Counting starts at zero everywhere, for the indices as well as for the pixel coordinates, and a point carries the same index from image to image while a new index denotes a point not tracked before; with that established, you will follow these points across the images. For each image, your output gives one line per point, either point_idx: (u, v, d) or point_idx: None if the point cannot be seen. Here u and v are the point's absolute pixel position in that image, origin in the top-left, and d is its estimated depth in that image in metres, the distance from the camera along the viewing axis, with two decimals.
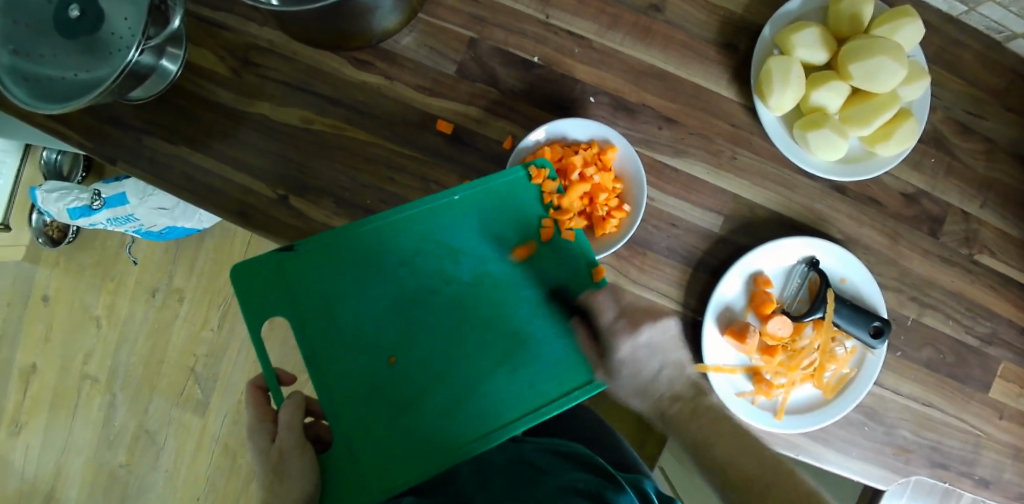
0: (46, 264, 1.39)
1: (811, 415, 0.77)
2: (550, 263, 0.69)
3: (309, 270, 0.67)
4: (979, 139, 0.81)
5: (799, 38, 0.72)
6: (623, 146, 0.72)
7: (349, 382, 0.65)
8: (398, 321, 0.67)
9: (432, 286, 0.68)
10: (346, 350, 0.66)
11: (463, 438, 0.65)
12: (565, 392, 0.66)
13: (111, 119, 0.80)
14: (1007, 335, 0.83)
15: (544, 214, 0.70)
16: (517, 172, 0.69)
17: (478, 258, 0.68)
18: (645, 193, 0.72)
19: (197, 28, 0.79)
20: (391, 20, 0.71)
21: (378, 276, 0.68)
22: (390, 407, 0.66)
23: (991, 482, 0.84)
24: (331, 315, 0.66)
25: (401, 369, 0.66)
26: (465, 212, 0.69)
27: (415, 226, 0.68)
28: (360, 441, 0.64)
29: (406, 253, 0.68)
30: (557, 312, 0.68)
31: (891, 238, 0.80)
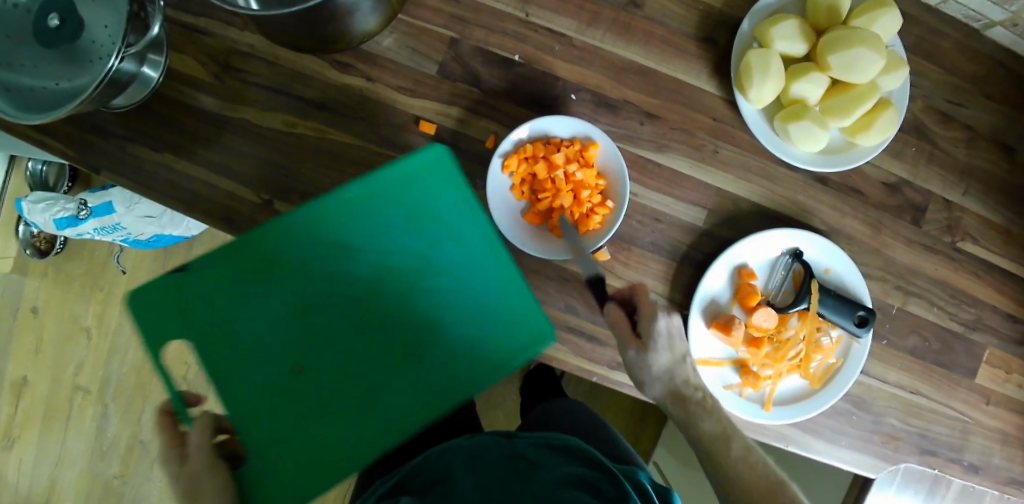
0: (35, 276, 1.38)
1: (799, 405, 0.78)
2: (446, 251, 0.72)
3: (204, 287, 0.69)
4: (959, 127, 0.82)
5: (777, 31, 0.72)
6: (606, 143, 0.72)
7: (261, 392, 0.69)
8: (301, 326, 0.71)
9: (333, 287, 0.71)
10: (251, 362, 0.69)
11: (377, 432, 0.70)
12: (469, 373, 0.71)
13: (93, 127, 0.80)
14: (993, 320, 0.84)
15: (437, 205, 0.72)
16: (410, 163, 0.71)
17: (373, 255, 0.71)
18: (628, 190, 0.71)
19: (179, 34, 0.79)
20: (371, 22, 0.71)
21: (276, 284, 0.70)
22: (304, 410, 0.69)
23: (980, 467, 0.85)
24: (233, 329, 0.69)
25: (307, 374, 0.70)
26: (359, 212, 0.71)
27: (308, 231, 0.70)
28: (280, 450, 0.68)
29: (300, 258, 0.70)
30: (456, 298, 0.71)
31: (875, 228, 0.80)
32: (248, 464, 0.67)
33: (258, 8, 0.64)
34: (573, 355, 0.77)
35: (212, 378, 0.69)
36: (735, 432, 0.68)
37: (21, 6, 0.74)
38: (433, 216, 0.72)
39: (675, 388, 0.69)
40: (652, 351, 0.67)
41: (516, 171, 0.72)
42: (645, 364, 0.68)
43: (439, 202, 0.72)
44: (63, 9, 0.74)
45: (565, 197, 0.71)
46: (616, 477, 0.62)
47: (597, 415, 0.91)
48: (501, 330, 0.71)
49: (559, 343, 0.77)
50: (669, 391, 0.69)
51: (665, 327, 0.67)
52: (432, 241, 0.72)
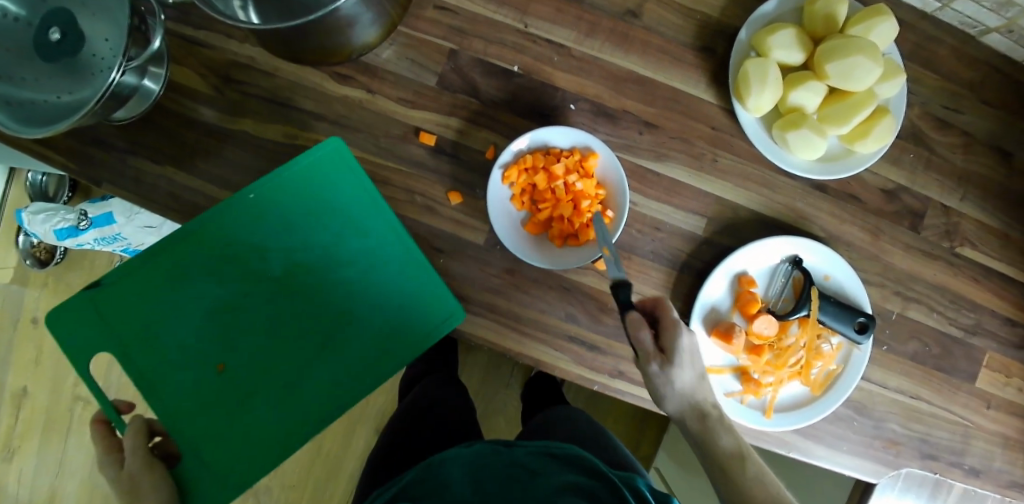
0: (34, 286, 1.38)
1: (800, 412, 0.78)
2: (352, 241, 0.76)
3: (121, 297, 0.74)
4: (956, 132, 0.82)
5: (776, 40, 0.73)
6: (605, 154, 0.72)
7: (186, 392, 0.75)
8: (219, 326, 0.76)
9: (244, 286, 0.76)
10: (175, 365, 0.76)
11: (302, 417, 0.77)
12: (381, 355, 0.78)
13: (94, 140, 0.80)
14: (991, 325, 0.84)
15: (339, 199, 0.75)
16: (308, 157, 0.73)
17: (284, 254, 0.76)
18: (628, 199, 0.72)
19: (180, 47, 0.80)
20: (371, 34, 0.72)
21: (191, 288, 0.75)
22: (228, 405, 0.76)
23: (981, 470, 0.85)
24: (155, 334, 0.75)
25: (230, 371, 0.76)
26: (264, 213, 0.75)
27: (216, 236, 0.74)
28: (208, 445, 0.75)
29: (212, 261, 0.75)
30: (364, 287, 0.77)
31: (873, 235, 0.81)
32: (183, 461, 0.74)
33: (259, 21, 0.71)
34: (574, 364, 0.77)
35: (140, 383, 0.75)
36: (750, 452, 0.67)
37: (22, 20, 0.74)
38: (338, 210, 0.76)
39: (696, 403, 0.69)
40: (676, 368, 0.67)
41: (516, 182, 0.73)
42: (670, 379, 0.68)
43: (342, 196, 0.75)
44: (63, 23, 0.74)
45: (565, 207, 0.72)
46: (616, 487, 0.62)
47: (599, 424, 0.91)
48: (409, 318, 0.77)
49: (561, 351, 0.77)
50: (689, 406, 0.69)
51: (690, 344, 0.67)
52: (339, 235, 0.76)
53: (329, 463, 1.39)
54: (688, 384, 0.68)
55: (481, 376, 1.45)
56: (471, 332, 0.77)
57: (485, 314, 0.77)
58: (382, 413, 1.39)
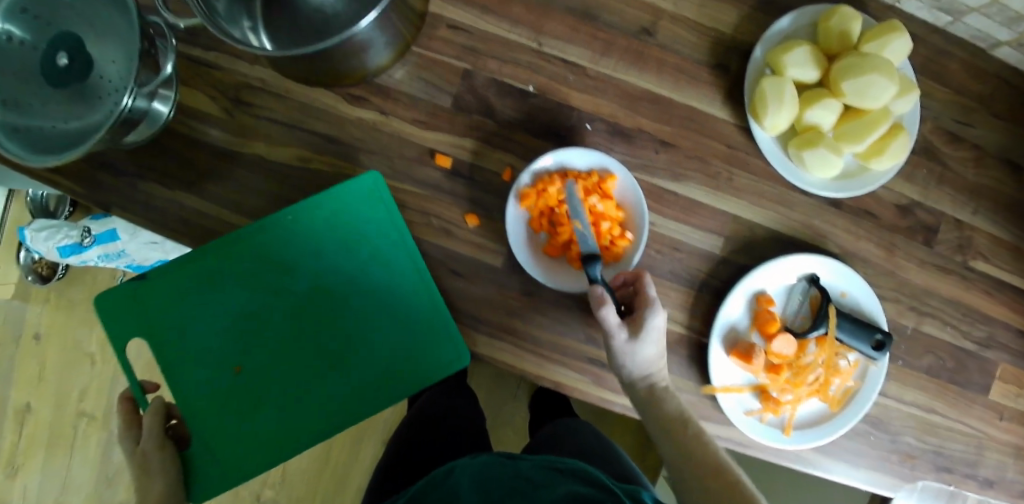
0: (37, 301, 1.37)
1: (818, 428, 0.79)
2: (378, 270, 0.76)
3: (152, 294, 0.76)
4: (967, 147, 0.81)
5: (790, 58, 0.72)
6: (623, 176, 0.73)
7: (200, 393, 0.76)
8: (242, 334, 0.77)
9: (270, 301, 0.77)
10: (197, 361, 0.77)
11: (305, 432, 0.78)
12: (390, 384, 0.78)
13: (102, 164, 0.79)
14: (1004, 338, 0.85)
15: (370, 230, 0.76)
16: (346, 188, 0.74)
17: (311, 273, 0.76)
18: (647, 221, 0.73)
19: (189, 68, 0.79)
20: (384, 56, 0.71)
21: (218, 296, 0.76)
22: (238, 411, 0.77)
23: (995, 481, 0.86)
24: (179, 334, 0.76)
25: (246, 375, 0.77)
26: (298, 232, 0.75)
27: (249, 248, 0.75)
28: (214, 443, 0.76)
29: (242, 271, 0.76)
30: (385, 314, 0.77)
31: (888, 250, 0.81)
32: (190, 447, 0.76)
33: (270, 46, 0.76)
34: (592, 385, 0.77)
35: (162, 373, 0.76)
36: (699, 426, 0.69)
37: (27, 44, 0.73)
38: (368, 239, 0.76)
39: (651, 380, 0.70)
40: (641, 342, 0.68)
41: (535, 205, 0.72)
42: (632, 351, 0.68)
43: (372, 227, 0.76)
44: (71, 47, 0.73)
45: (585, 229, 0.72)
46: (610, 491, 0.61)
47: (607, 439, 0.92)
48: (418, 352, 0.77)
49: (581, 373, 0.77)
50: (643, 379, 0.70)
51: (659, 322, 0.68)
52: (364, 264, 0.76)
53: (337, 475, 1.38)
54: (649, 361, 0.69)
55: (489, 384, 1.45)
56: (492, 356, 0.77)
57: (504, 337, 0.77)
58: (391, 425, 1.39)
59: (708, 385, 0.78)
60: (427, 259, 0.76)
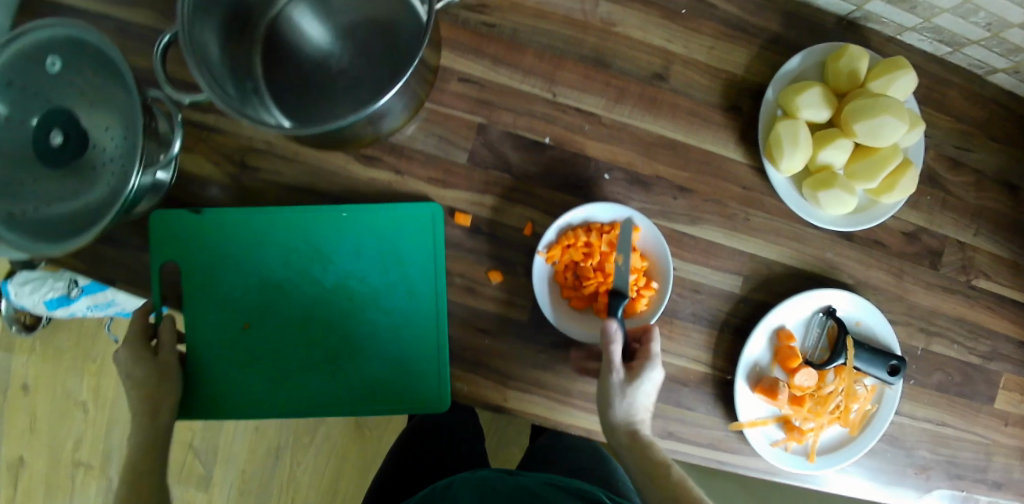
0: (21, 352, 1.30)
1: (840, 452, 0.81)
2: (402, 295, 0.75)
3: (195, 236, 0.75)
4: (968, 171, 0.85)
5: (803, 100, 0.73)
6: (647, 227, 0.73)
7: (205, 336, 0.76)
8: (264, 304, 0.76)
9: (298, 282, 0.76)
10: (217, 305, 0.76)
11: (276, 409, 0.76)
12: (373, 402, 0.76)
13: (104, 238, 0.76)
14: (1007, 349, 0.88)
15: (405, 254, 0.75)
16: (401, 207, 0.75)
17: (343, 270, 0.75)
18: (672, 272, 0.73)
19: (190, 134, 0.76)
20: (400, 118, 0.71)
21: (252, 259, 0.75)
22: (231, 362, 0.76)
23: (1003, 483, 0.90)
24: (208, 282, 0.76)
25: (251, 336, 0.76)
26: (345, 227, 0.75)
27: (291, 227, 0.75)
28: (197, 379, 0.76)
29: (283, 243, 0.75)
30: (399, 330, 0.76)
31: (897, 276, 0.84)
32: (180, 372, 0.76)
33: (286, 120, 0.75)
34: None
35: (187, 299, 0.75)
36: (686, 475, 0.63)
37: (13, 120, 0.69)
38: (401, 263, 0.75)
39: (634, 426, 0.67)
40: (636, 387, 0.67)
41: (560, 260, 0.72)
42: (625, 394, 0.67)
43: (404, 258, 0.75)
44: (65, 124, 0.69)
45: (613, 282, 0.71)
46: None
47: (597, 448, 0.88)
48: (407, 388, 0.77)
49: None
50: (626, 423, 0.67)
51: (657, 377, 0.67)
52: (392, 284, 0.75)
53: None
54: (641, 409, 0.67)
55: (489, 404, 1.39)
56: (524, 409, 0.76)
57: (534, 391, 0.76)
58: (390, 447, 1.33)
59: (734, 421, 0.79)
60: (452, 319, 0.76)
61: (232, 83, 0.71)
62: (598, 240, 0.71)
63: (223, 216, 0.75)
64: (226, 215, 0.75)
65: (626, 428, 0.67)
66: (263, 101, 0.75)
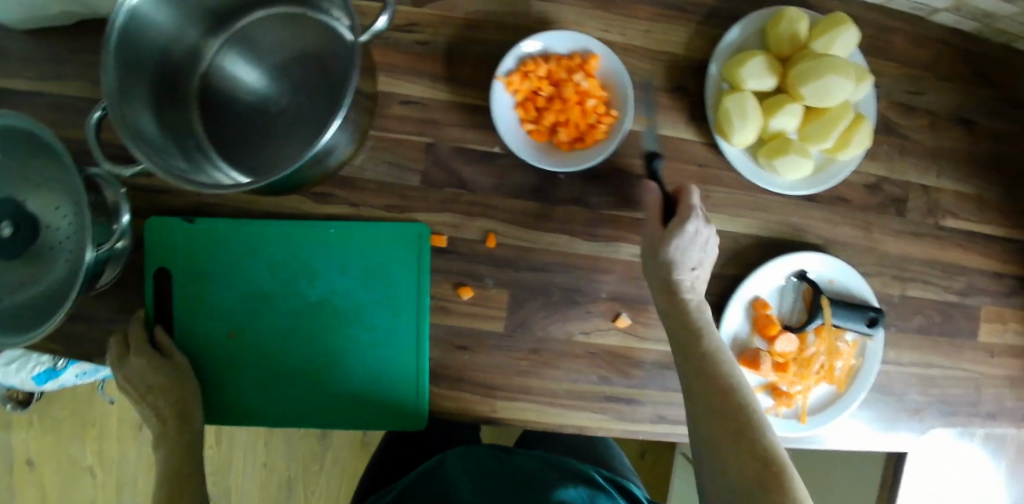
0: (19, 428, 1.30)
1: (830, 410, 0.82)
2: (385, 310, 0.76)
3: (187, 246, 0.76)
4: (922, 114, 0.85)
5: (746, 71, 0.73)
6: (606, 55, 0.72)
7: (195, 344, 0.77)
8: (254, 315, 0.77)
9: (286, 296, 0.77)
10: (209, 312, 0.77)
11: (259, 412, 0.78)
12: (355, 410, 0.78)
13: (76, 314, 0.77)
14: (984, 282, 0.89)
15: (385, 271, 0.76)
16: (382, 227, 0.75)
17: (329, 285, 0.77)
18: (633, 98, 0.72)
19: (141, 198, 0.77)
20: (346, 148, 0.70)
21: (242, 271, 0.77)
22: (218, 368, 0.78)
23: (996, 413, 0.90)
24: (198, 293, 0.77)
25: (239, 343, 0.78)
26: (333, 243, 0.76)
27: (280, 241, 0.76)
28: None
29: (273, 258, 0.76)
30: (383, 342, 0.77)
31: (864, 229, 0.84)
32: None
33: (233, 167, 0.75)
34: (617, 420, 0.79)
35: (180, 308, 0.77)
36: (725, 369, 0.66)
37: None
38: (383, 280, 0.76)
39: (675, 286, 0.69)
40: (694, 239, 0.67)
41: (519, 89, 0.71)
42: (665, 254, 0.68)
43: (381, 277, 0.76)
44: (13, 213, 0.69)
45: (572, 106, 0.71)
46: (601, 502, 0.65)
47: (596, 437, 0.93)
48: (386, 407, 0.78)
49: (602, 413, 0.78)
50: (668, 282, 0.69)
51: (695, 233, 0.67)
52: (374, 299, 0.76)
53: None
54: (700, 267, 0.69)
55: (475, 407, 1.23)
56: (514, 417, 0.77)
57: (521, 397, 0.77)
58: None
59: None
60: (430, 339, 0.77)
61: (176, 152, 0.71)
62: (557, 67, 0.71)
63: (213, 229, 0.76)
64: (219, 225, 0.76)
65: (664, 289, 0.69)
66: (212, 161, 0.75)
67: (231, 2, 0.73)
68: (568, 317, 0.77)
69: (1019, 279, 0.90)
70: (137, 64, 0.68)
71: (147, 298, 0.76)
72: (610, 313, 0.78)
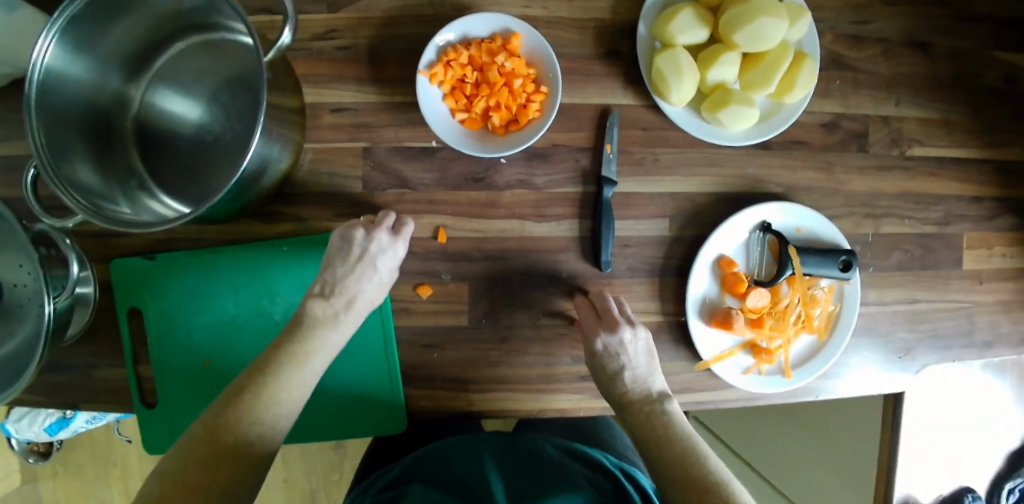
0: (45, 478, 1.32)
1: (814, 361, 0.80)
2: None
3: (150, 281, 0.77)
4: (872, 43, 0.82)
5: (675, 26, 0.71)
6: (527, 31, 0.70)
7: (174, 377, 0.78)
8: (224, 341, 0.78)
9: (253, 319, 0.78)
10: (182, 345, 0.78)
11: None
12: (337, 424, 0.78)
13: (51, 365, 0.78)
14: (962, 208, 0.86)
15: None
16: None
17: (293, 302, 0.77)
18: (559, 71, 0.71)
19: (97, 244, 0.77)
20: (283, 161, 0.69)
21: (207, 300, 0.77)
22: (202, 396, 0.79)
23: (993, 341, 0.87)
24: (170, 324, 0.78)
25: (216, 370, 0.79)
26: (290, 260, 0.76)
27: (239, 266, 0.76)
28: (174, 412, 0.79)
29: (234, 283, 0.77)
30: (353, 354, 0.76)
31: (827, 171, 0.82)
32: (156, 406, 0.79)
33: (178, 201, 0.75)
34: (597, 398, 0.78)
35: (153, 344, 0.77)
36: (668, 439, 0.65)
37: None
38: None
39: (626, 394, 0.69)
40: (620, 349, 0.69)
41: (444, 80, 0.70)
42: (605, 369, 0.70)
43: None
44: None
45: (499, 89, 0.70)
46: (625, 494, 0.67)
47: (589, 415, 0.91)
48: (365, 414, 0.77)
49: (580, 392, 0.78)
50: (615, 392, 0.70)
51: (622, 341, 0.69)
52: None
53: None
54: (642, 367, 0.70)
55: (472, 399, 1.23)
56: (493, 408, 0.77)
57: (496, 388, 0.77)
58: None
59: (700, 360, 0.79)
60: (398, 343, 0.76)
61: (116, 195, 0.71)
62: (478, 51, 0.70)
63: (174, 262, 0.77)
64: (176, 259, 0.77)
65: (618, 396, 0.69)
66: (155, 198, 0.75)
67: (147, 39, 0.72)
68: (532, 302, 0.77)
69: (999, 200, 0.86)
70: (63, 117, 0.67)
71: (122, 336, 0.77)
72: (573, 292, 0.77)
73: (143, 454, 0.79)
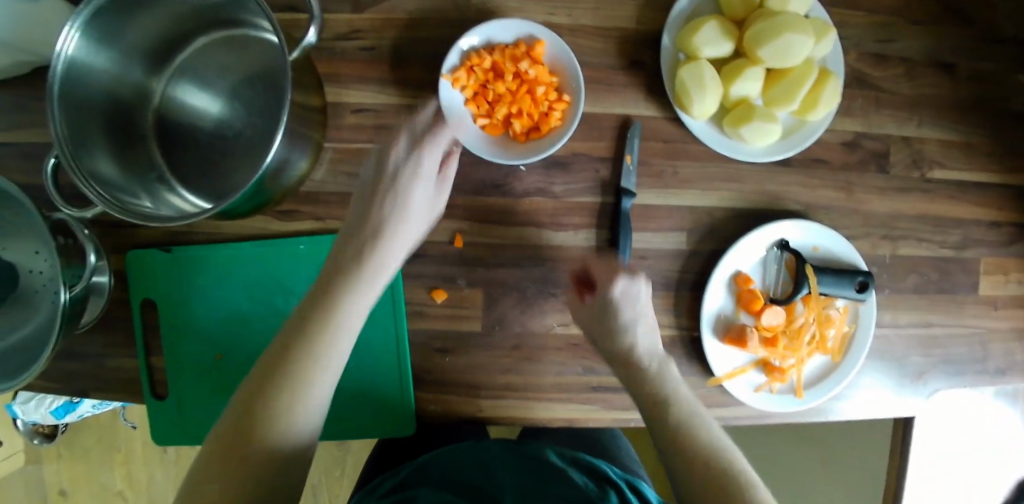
0: (49, 460, 1.33)
1: (826, 381, 0.79)
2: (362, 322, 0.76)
3: (165, 274, 0.77)
4: (896, 63, 0.81)
5: (699, 38, 0.70)
6: (551, 39, 0.70)
7: (185, 370, 0.78)
8: (237, 337, 0.78)
9: (266, 315, 0.78)
10: (195, 338, 0.78)
11: None
12: (345, 424, 0.78)
13: (64, 353, 0.78)
14: (980, 233, 0.85)
15: None
16: None
17: None
18: (582, 80, 0.71)
19: (115, 235, 0.77)
20: (302, 161, 0.69)
21: (221, 295, 0.77)
22: (212, 390, 0.79)
23: (1008, 368, 0.86)
24: (184, 317, 0.78)
25: (227, 365, 0.79)
26: (305, 259, 0.76)
27: (254, 262, 0.77)
28: (184, 405, 0.79)
29: (249, 279, 0.77)
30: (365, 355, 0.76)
31: (847, 191, 0.81)
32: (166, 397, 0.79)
33: (196, 195, 0.75)
34: (607, 410, 0.77)
35: (167, 337, 0.77)
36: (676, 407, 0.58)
37: None
38: None
39: (627, 353, 0.63)
40: (625, 301, 0.64)
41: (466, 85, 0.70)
42: (608, 324, 0.65)
43: None
44: None
45: (521, 97, 0.69)
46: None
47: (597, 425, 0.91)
48: (374, 416, 0.77)
49: (590, 403, 0.77)
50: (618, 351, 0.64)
51: (628, 293, 0.64)
52: None
53: None
54: (646, 322, 0.65)
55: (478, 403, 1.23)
56: (501, 415, 0.77)
57: (506, 395, 0.76)
58: None
59: (712, 376, 0.78)
60: (410, 345, 0.76)
61: (137, 189, 0.71)
62: (502, 57, 0.70)
63: (190, 257, 0.77)
64: (193, 253, 0.77)
65: (621, 353, 0.64)
66: (174, 193, 0.75)
67: (172, 33, 0.73)
68: (546, 310, 0.76)
69: (1018, 226, 0.86)
70: (84, 108, 0.67)
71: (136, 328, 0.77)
72: None
73: (153, 445, 0.79)
